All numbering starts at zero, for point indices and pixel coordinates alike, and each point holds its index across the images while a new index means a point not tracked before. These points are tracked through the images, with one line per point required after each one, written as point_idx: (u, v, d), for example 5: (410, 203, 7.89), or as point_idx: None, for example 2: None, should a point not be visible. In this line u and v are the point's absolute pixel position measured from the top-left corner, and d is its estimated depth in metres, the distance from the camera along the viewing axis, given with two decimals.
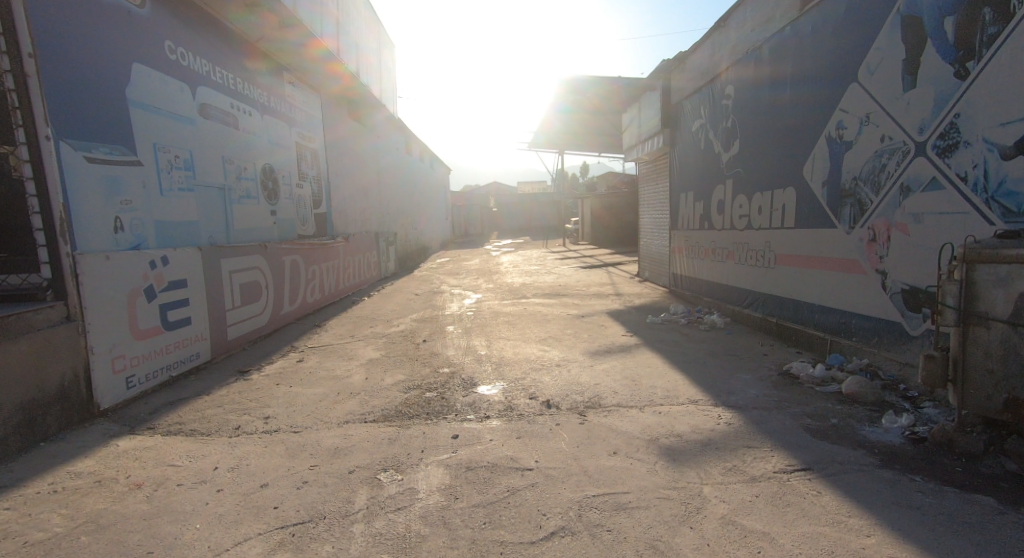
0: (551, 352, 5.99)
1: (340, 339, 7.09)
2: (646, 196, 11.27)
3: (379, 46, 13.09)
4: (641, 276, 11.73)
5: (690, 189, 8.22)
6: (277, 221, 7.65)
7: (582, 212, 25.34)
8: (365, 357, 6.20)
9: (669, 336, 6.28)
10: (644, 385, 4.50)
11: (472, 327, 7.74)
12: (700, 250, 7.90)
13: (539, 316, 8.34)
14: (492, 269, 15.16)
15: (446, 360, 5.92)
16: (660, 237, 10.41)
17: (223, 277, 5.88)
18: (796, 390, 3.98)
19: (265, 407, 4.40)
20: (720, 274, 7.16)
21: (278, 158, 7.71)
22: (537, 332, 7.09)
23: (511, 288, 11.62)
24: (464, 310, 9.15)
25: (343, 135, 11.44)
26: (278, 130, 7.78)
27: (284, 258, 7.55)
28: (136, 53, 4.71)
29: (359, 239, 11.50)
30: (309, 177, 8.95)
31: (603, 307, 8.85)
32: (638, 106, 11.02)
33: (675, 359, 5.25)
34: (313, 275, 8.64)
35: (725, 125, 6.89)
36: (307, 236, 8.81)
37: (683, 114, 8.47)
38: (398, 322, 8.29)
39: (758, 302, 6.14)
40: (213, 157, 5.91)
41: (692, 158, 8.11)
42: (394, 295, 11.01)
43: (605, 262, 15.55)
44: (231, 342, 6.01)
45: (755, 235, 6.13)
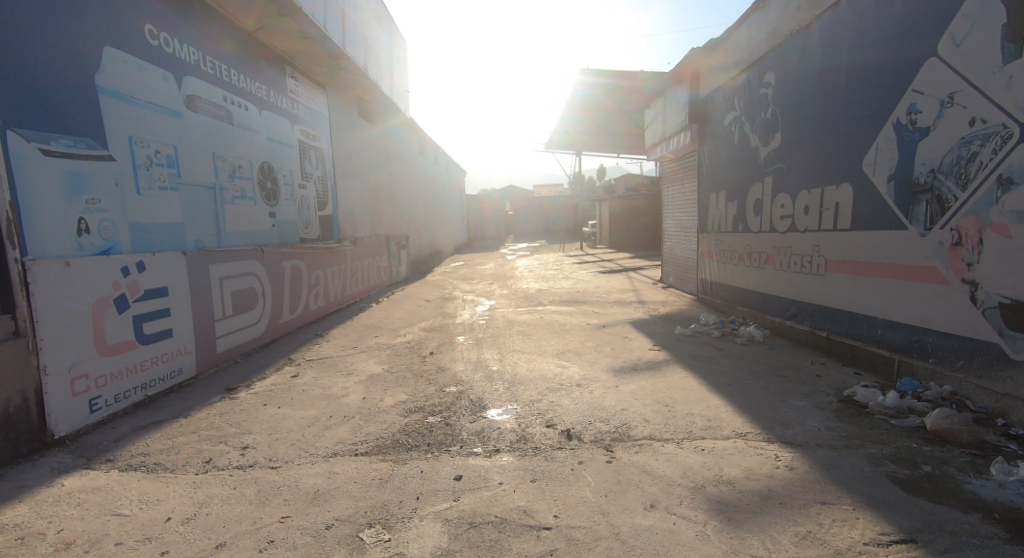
0: (571, 368, 5.37)
1: (341, 351, 6.57)
2: (672, 197, 10.58)
3: (390, 43, 12.62)
4: (665, 281, 11.04)
5: (722, 188, 7.55)
6: (277, 224, 7.17)
7: (600, 215, 24.64)
8: (367, 373, 5.66)
9: (703, 351, 5.63)
10: (680, 413, 3.88)
11: (484, 338, 7.16)
12: (733, 255, 7.25)
13: (556, 326, 7.72)
14: (507, 274, 14.59)
15: (453, 377, 5.35)
16: (686, 240, 9.72)
17: (212, 285, 5.39)
18: (866, 423, 3.33)
19: (245, 434, 3.87)
20: (758, 282, 6.51)
21: (279, 156, 7.24)
22: (554, 344, 6.48)
23: (527, 294, 11.01)
24: (476, 319, 8.57)
25: (352, 135, 10.98)
26: (278, 126, 7.29)
27: (284, 263, 7.07)
28: (112, 39, 4.28)
29: (368, 242, 11.02)
30: (313, 177, 8.48)
31: (626, 315, 8.21)
32: (662, 101, 10.37)
33: (712, 380, 4.61)
34: (317, 281, 8.18)
35: (764, 117, 6.24)
36: (311, 240, 8.32)
37: (714, 106, 7.81)
38: (406, 331, 7.75)
39: (804, 314, 5.48)
40: (203, 154, 5.46)
41: (725, 154, 7.43)
42: (404, 301, 10.49)
43: (626, 267, 14.88)
44: (221, 356, 5.52)
45: (800, 238, 5.48)
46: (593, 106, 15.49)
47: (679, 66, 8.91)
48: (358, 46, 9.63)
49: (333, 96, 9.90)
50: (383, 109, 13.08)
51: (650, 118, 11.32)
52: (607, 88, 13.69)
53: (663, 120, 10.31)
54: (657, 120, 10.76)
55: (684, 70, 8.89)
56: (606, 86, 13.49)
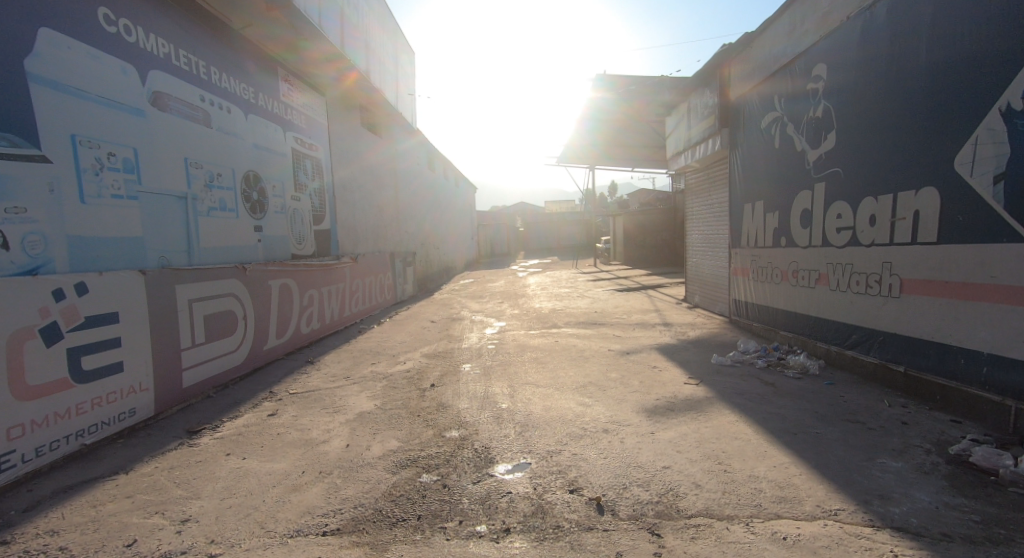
0: (596, 409, 4.55)
1: (331, 382, 5.80)
2: (697, 210, 9.77)
3: (395, 51, 12.06)
4: (690, 301, 10.20)
5: (760, 198, 6.75)
6: (264, 240, 6.46)
7: (614, 230, 23.87)
8: (357, 411, 4.88)
9: (751, 387, 4.80)
10: (741, 476, 3.05)
11: (492, 366, 6.37)
12: (774, 274, 6.44)
13: (573, 352, 6.90)
14: (519, 292, 13.82)
15: (455, 417, 4.54)
16: (714, 256, 8.90)
17: (180, 309, 4.66)
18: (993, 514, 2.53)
19: (191, 499, 3.11)
20: (807, 304, 5.69)
21: (269, 164, 6.57)
22: (573, 376, 5.66)
23: (540, 314, 10.20)
24: (484, 343, 7.77)
25: (354, 146, 10.34)
26: (268, 132, 6.62)
27: (272, 282, 6.37)
28: (54, 21, 3.63)
29: (370, 259, 10.34)
30: (307, 189, 7.80)
31: (650, 340, 7.38)
32: (686, 107, 9.60)
33: (772, 428, 3.77)
34: (311, 302, 7.47)
35: (814, 116, 5.45)
36: (305, 257, 7.61)
37: (749, 108, 7.03)
38: (406, 358, 6.98)
39: (870, 343, 4.65)
40: (173, 159, 4.77)
41: (763, 159, 6.63)
42: (407, 322, 9.75)
43: (643, 285, 14.06)
44: (189, 391, 4.77)
45: (864, 253, 4.67)
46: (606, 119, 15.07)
47: (704, 67, 8.17)
48: (360, 51, 9.02)
49: (333, 104, 9.28)
50: (388, 120, 12.49)
51: (671, 127, 10.58)
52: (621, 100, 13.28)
53: (686, 127, 9.54)
54: (679, 128, 10.01)
55: (711, 72, 8.15)
56: (620, 99, 13.14)
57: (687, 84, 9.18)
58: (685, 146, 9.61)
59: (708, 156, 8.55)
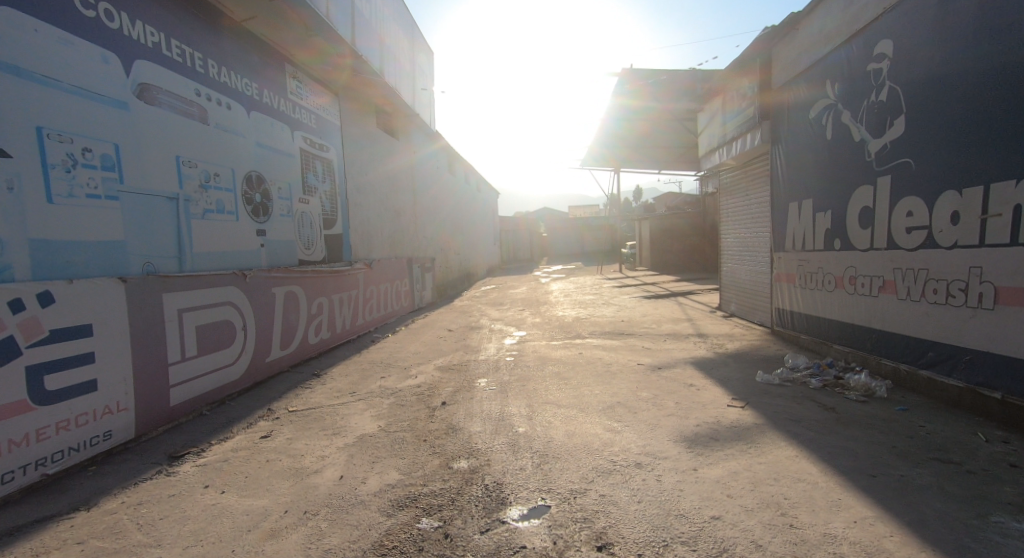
0: (627, 437, 3.96)
1: (335, 400, 5.34)
2: (734, 211, 9.07)
3: (413, 50, 11.65)
4: (726, 310, 9.49)
5: (810, 195, 6.08)
6: (269, 245, 6.06)
7: (639, 235, 23.09)
8: (358, 433, 4.40)
9: (808, 413, 4.16)
10: (814, 536, 2.48)
11: (510, 382, 5.83)
12: (830, 281, 5.77)
13: (599, 366, 6.31)
14: (541, 299, 13.27)
15: (466, 444, 4.01)
16: (755, 261, 8.21)
17: (168, 320, 4.26)
18: None
19: (150, 549, 2.68)
20: (871, 316, 5.06)
21: (274, 165, 6.18)
22: (600, 395, 5.08)
23: (562, 323, 9.62)
24: (502, 355, 7.24)
25: (370, 148, 9.97)
26: (274, 130, 6.22)
27: (276, 290, 5.95)
28: (15, 0, 3.27)
29: (386, 264, 9.94)
30: (317, 192, 7.41)
31: (684, 353, 6.74)
32: (720, 101, 8.93)
33: (843, 468, 3.13)
34: (320, 310, 7.06)
35: (876, 100, 4.85)
36: (314, 263, 7.20)
37: (796, 97, 6.37)
38: (418, 372, 6.48)
39: (954, 363, 4.05)
40: (163, 156, 4.39)
41: (813, 153, 5.96)
42: (423, 331, 9.30)
43: (673, 291, 13.36)
44: (178, 409, 4.36)
45: (944, 259, 4.09)
46: (628, 127, 14.82)
47: (742, 55, 7.50)
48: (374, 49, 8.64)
49: (347, 104, 8.89)
50: (405, 122, 12.09)
51: (703, 123, 9.91)
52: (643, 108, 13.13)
53: (720, 121, 8.87)
54: (711, 124, 9.32)
55: (750, 60, 7.49)
56: (643, 107, 12.98)
57: (721, 75, 8.51)
58: (719, 142, 8.93)
59: (745, 151, 7.87)
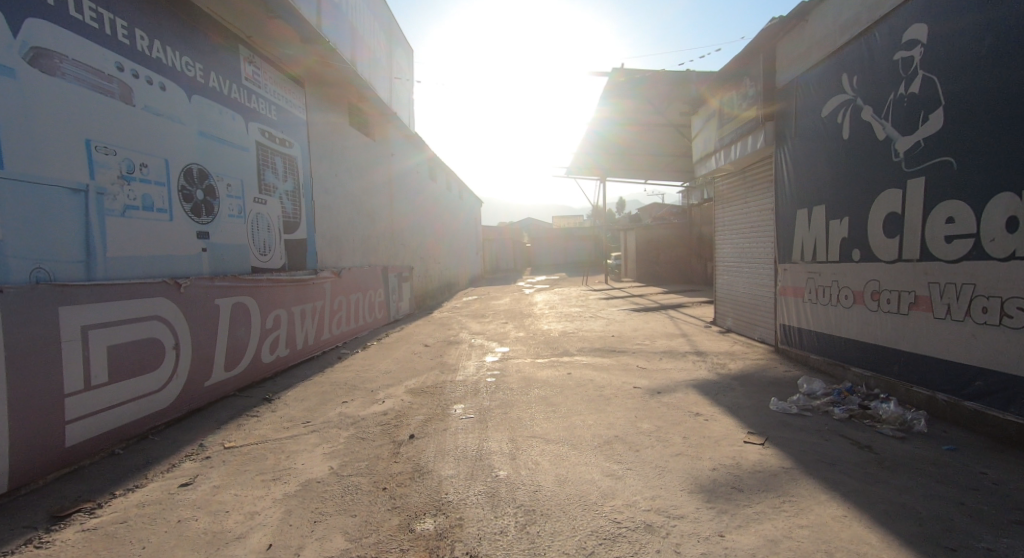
0: (631, 486, 3.26)
1: (284, 432, 4.52)
2: (732, 219, 8.50)
3: (390, 46, 10.95)
4: (723, 324, 8.90)
5: (823, 201, 5.51)
6: (215, 250, 5.26)
7: (625, 245, 22.57)
8: (304, 478, 3.61)
9: (842, 455, 3.53)
10: None
11: (490, 408, 5.09)
12: (849, 295, 5.19)
13: (590, 390, 5.62)
14: (525, 311, 12.57)
15: (434, 497, 3.26)
16: (757, 273, 7.64)
17: (65, 340, 3.51)
18: None
19: None
20: (900, 336, 4.48)
21: (223, 158, 5.40)
22: (594, 427, 4.38)
23: (548, 338, 8.92)
24: (482, 376, 6.49)
25: (342, 147, 9.20)
26: (224, 119, 5.44)
27: (220, 302, 5.14)
28: None
29: (358, 274, 9.15)
30: (277, 191, 6.61)
31: (684, 375, 6.09)
32: (718, 103, 8.38)
33: (907, 539, 2.50)
34: (277, 324, 6.25)
35: (905, 93, 4.31)
36: (271, 271, 6.38)
37: (807, 94, 5.83)
38: (386, 396, 5.70)
39: (1010, 396, 3.57)
40: (67, 139, 3.65)
41: (827, 154, 5.39)
42: (397, 346, 8.52)
43: (663, 304, 12.78)
44: (78, 449, 3.61)
45: (998, 273, 3.60)
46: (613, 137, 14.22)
47: (745, 51, 6.95)
48: (346, 37, 7.91)
49: (316, 98, 8.14)
50: (382, 122, 11.34)
51: (698, 127, 9.37)
52: (629, 114, 12.55)
53: (717, 124, 8.34)
54: (708, 127, 8.77)
55: (754, 57, 6.93)
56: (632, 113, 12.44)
57: (720, 74, 7.98)
58: (715, 147, 8.39)
59: (746, 154, 7.32)
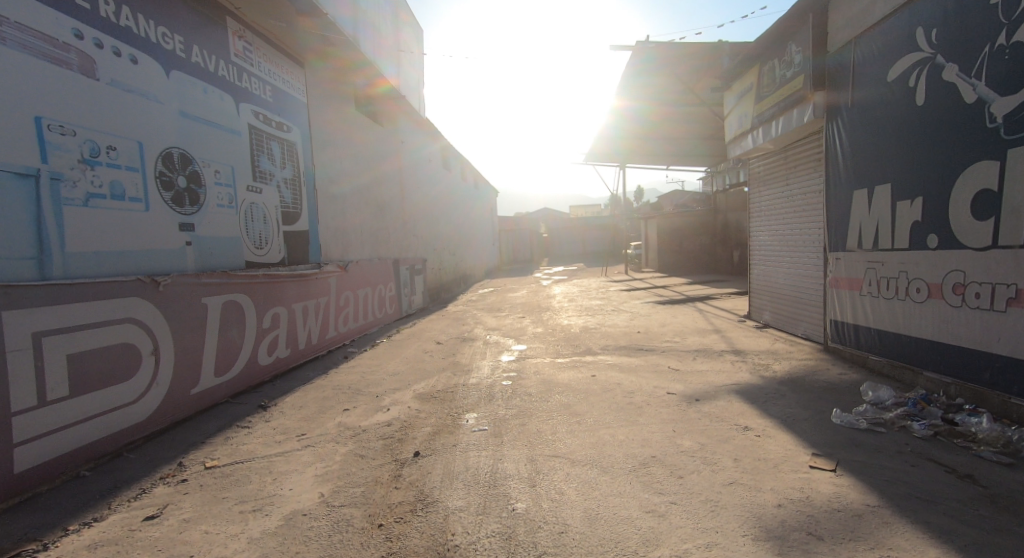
0: (679, 528, 2.71)
1: (276, 447, 4.01)
2: (771, 203, 7.74)
3: (398, 24, 10.29)
4: (760, 319, 8.18)
5: (896, 181, 4.83)
6: (202, 243, 4.75)
7: (646, 234, 21.72)
8: (291, 508, 3.09)
9: (938, 491, 2.90)
10: None
11: (506, 419, 4.53)
12: (922, 289, 4.54)
13: (618, 396, 5.01)
14: (543, 305, 11.95)
15: (438, 540, 2.71)
16: (803, 263, 6.90)
17: (11, 350, 3.04)
18: None
19: None
20: (994, 339, 3.93)
21: (209, 141, 4.86)
22: (626, 444, 3.78)
23: (568, 334, 8.31)
24: (497, 378, 5.92)
25: (348, 132, 8.63)
26: (210, 97, 4.89)
27: (208, 301, 4.62)
28: None
29: (366, 267, 8.63)
30: (273, 179, 6.07)
31: (723, 378, 5.45)
32: (755, 76, 7.57)
33: None
34: (275, 323, 5.75)
35: (1007, 45, 3.73)
36: (268, 266, 5.85)
37: (872, 58, 5.08)
38: (392, 402, 5.17)
39: None
40: (10, 116, 3.15)
41: (901, 130, 4.74)
42: (408, 344, 7.99)
43: (690, 296, 12.05)
44: (33, 473, 3.14)
45: None
46: (634, 122, 13.39)
47: (792, 12, 6.16)
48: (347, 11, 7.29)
49: (318, 78, 7.57)
50: (391, 107, 10.76)
51: (731, 104, 8.61)
52: (650, 97, 11.78)
53: (755, 98, 7.58)
54: (745, 102, 7.97)
55: (803, 19, 6.14)
56: (656, 95, 11.62)
57: (759, 42, 7.20)
58: (752, 123, 7.64)
59: (791, 129, 6.56)
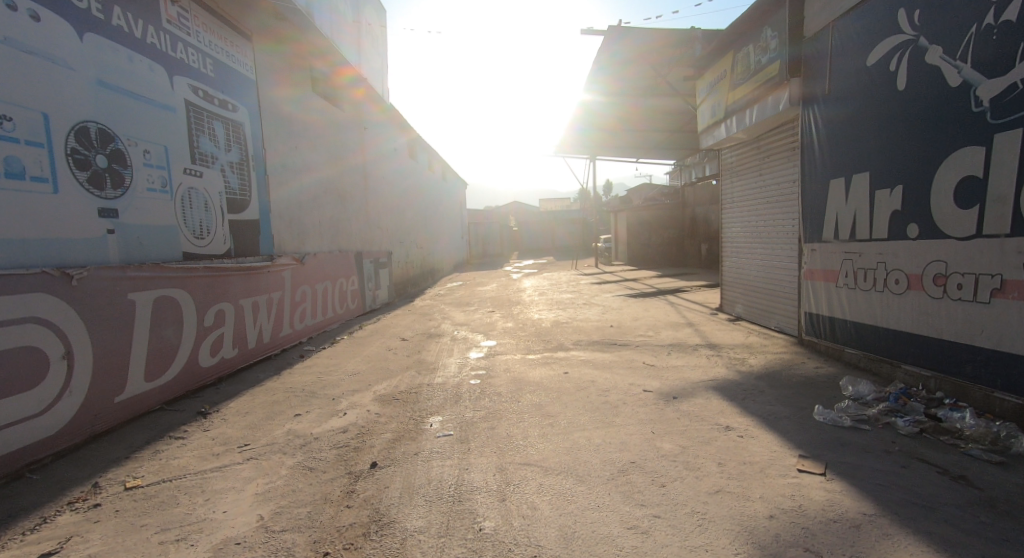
0: (664, 547, 2.46)
1: (212, 461, 3.55)
2: (745, 193, 7.58)
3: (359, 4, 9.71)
4: (733, 312, 8.06)
5: (875, 169, 4.67)
6: (127, 232, 4.23)
7: (615, 228, 21.67)
8: (221, 536, 2.69)
9: (937, 498, 2.69)
10: None
11: (474, 422, 4.19)
12: (901, 280, 4.39)
13: (593, 394, 4.73)
14: (513, 299, 11.65)
15: None
16: (777, 255, 6.77)
17: None
18: None
19: None
20: (977, 331, 3.80)
21: (135, 117, 4.34)
22: (603, 449, 3.50)
23: (539, 329, 8.01)
24: (465, 377, 5.57)
25: (304, 116, 8.07)
26: (135, 67, 4.36)
27: (134, 297, 4.12)
28: None
29: (325, 259, 8.11)
30: (216, 162, 5.53)
31: (700, 374, 5.24)
32: (730, 63, 7.37)
33: None
34: (219, 321, 5.24)
35: (996, 24, 3.57)
36: (211, 257, 5.32)
37: (852, 41, 4.90)
38: (349, 406, 4.75)
39: None
40: None
41: (881, 116, 4.58)
42: (370, 341, 7.55)
43: (661, 289, 11.95)
44: None
45: None
46: (604, 114, 13.17)
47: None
48: None
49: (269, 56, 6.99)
50: (352, 92, 10.20)
51: (704, 93, 8.42)
52: (619, 89, 11.58)
53: (728, 87, 7.40)
54: (718, 91, 7.77)
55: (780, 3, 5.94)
56: (627, 86, 11.39)
57: (733, 28, 6.99)
58: (726, 112, 7.45)
59: (766, 118, 6.38)
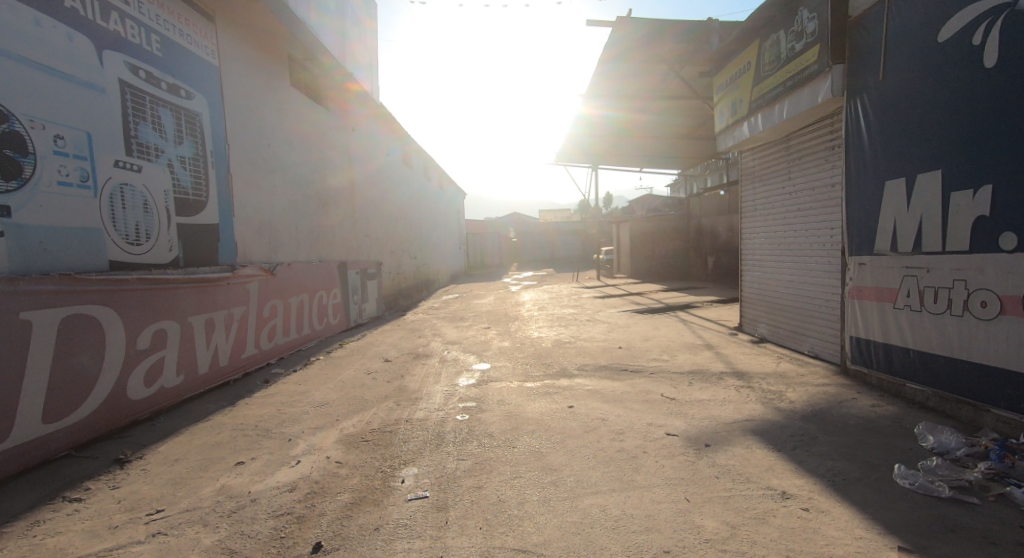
0: None
1: (106, 540, 2.67)
2: (769, 200, 6.74)
3: None
4: (755, 332, 7.19)
5: (954, 168, 3.88)
6: (25, 235, 3.45)
7: (617, 239, 20.81)
8: None
9: None
10: None
11: (457, 477, 3.31)
12: (991, 304, 3.66)
13: (605, 439, 3.85)
14: (510, 314, 10.77)
15: None
16: (811, 270, 5.92)
17: None
18: None
19: None
20: None
21: (43, 95, 3.56)
22: (624, 530, 2.66)
23: (538, 350, 7.11)
24: (450, 411, 4.67)
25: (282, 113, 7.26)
26: (45, 36, 3.59)
27: (29, 317, 3.29)
28: None
29: (301, 269, 7.25)
30: (164, 156, 4.70)
31: (732, 411, 4.36)
32: (755, 54, 6.56)
33: None
34: (162, 342, 4.36)
35: None
36: (152, 267, 4.47)
37: (921, 14, 4.09)
38: (306, 449, 3.87)
39: None
40: None
41: (965, 104, 3.80)
42: (348, 362, 6.67)
43: (670, 304, 11.05)
44: None
45: None
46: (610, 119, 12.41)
47: None
48: None
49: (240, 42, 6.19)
50: (339, 91, 9.41)
51: (721, 90, 7.64)
52: (626, 92, 10.81)
53: (753, 80, 6.60)
54: (741, 86, 6.94)
55: None
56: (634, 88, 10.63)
57: (761, 13, 6.20)
58: (750, 109, 6.61)
59: (801, 113, 5.56)
